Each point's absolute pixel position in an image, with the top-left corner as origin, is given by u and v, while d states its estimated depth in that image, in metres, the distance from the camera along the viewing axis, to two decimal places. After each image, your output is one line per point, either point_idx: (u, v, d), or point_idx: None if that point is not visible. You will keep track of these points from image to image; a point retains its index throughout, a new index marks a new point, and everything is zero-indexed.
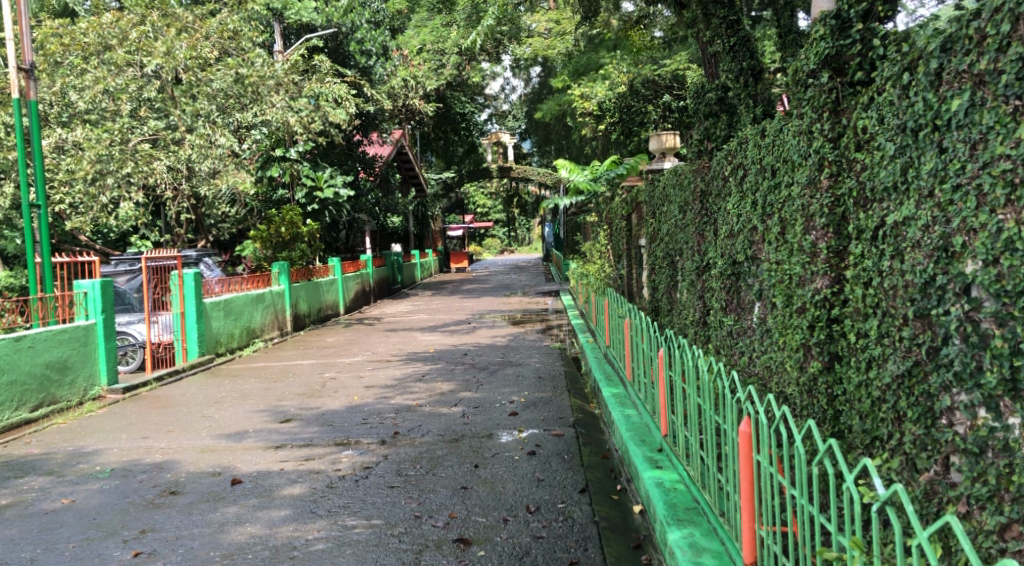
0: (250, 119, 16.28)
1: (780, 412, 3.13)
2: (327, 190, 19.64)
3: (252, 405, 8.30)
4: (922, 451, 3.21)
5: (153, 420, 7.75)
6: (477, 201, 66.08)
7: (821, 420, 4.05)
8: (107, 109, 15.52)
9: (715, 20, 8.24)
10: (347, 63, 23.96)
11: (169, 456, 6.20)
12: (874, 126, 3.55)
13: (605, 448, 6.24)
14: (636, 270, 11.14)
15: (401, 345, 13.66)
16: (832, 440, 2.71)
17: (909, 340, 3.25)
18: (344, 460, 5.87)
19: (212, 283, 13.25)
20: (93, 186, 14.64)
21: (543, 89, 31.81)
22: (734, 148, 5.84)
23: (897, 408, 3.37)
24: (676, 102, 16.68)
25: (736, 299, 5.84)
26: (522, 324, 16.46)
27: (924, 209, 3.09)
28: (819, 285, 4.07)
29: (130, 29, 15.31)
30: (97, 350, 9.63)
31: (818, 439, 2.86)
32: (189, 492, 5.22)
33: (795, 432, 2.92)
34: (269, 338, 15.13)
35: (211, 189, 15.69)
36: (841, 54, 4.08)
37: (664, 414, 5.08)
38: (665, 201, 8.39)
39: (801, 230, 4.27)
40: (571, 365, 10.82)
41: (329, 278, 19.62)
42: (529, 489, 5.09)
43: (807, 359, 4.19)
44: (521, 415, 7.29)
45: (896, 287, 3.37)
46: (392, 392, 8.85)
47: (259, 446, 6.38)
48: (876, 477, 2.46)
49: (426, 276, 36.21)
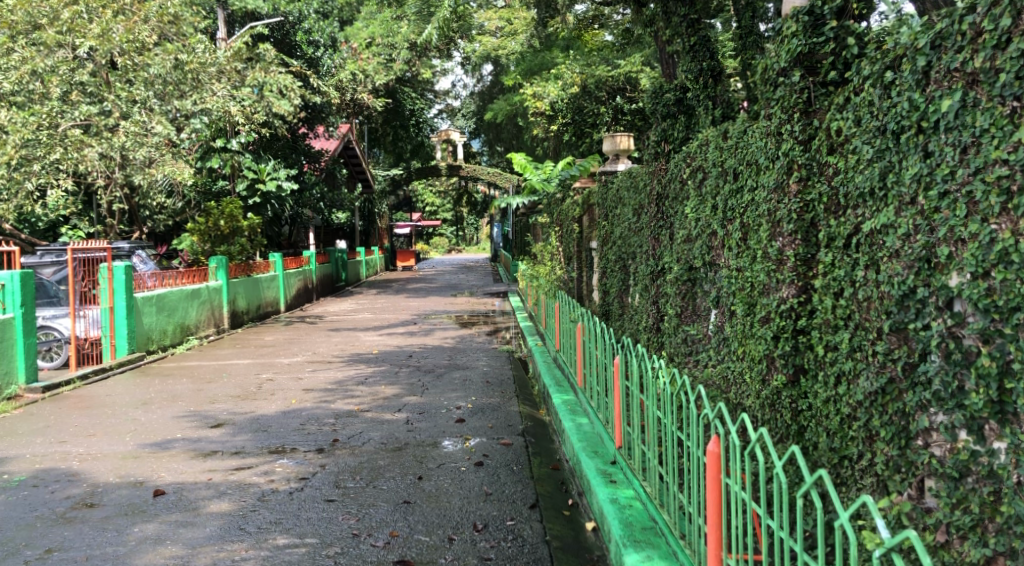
0: (189, 107, 15.69)
1: (753, 434, 2.86)
2: (270, 183, 19.31)
3: (182, 408, 7.85)
4: (895, 473, 3.05)
5: (72, 423, 7.20)
6: (427, 200, 65.28)
7: (783, 435, 3.88)
8: (35, 92, 14.39)
9: (676, 19, 8.20)
10: (294, 53, 22.69)
11: (86, 463, 5.73)
12: (850, 128, 3.35)
13: (554, 458, 5.99)
14: (587, 273, 10.98)
15: (344, 345, 13.21)
16: (821, 470, 2.43)
17: (883, 355, 3.09)
18: (278, 470, 5.51)
19: (144, 275, 12.62)
20: (17, 172, 13.77)
21: (495, 87, 31.58)
22: (694, 150, 5.64)
23: (869, 427, 3.20)
24: (628, 106, 16.64)
25: (691, 306, 5.66)
26: (470, 326, 16.13)
27: (904, 216, 2.92)
28: (785, 294, 3.87)
29: (62, 8, 14.33)
30: (14, 347, 8.99)
31: (803, 468, 2.58)
32: (106, 503, 4.81)
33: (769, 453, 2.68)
34: (205, 335, 14.51)
35: (145, 179, 14.78)
36: (814, 52, 3.86)
37: (619, 426, 4.85)
38: (620, 202, 8.17)
39: (767, 236, 4.07)
40: (520, 369, 10.58)
41: (270, 275, 19.02)
42: (476, 504, 4.80)
43: (769, 372, 3.99)
44: (468, 421, 7.01)
45: (870, 299, 3.20)
46: (333, 395, 8.47)
47: (186, 454, 5.98)
48: (879, 518, 2.19)
49: (371, 276, 35.52)
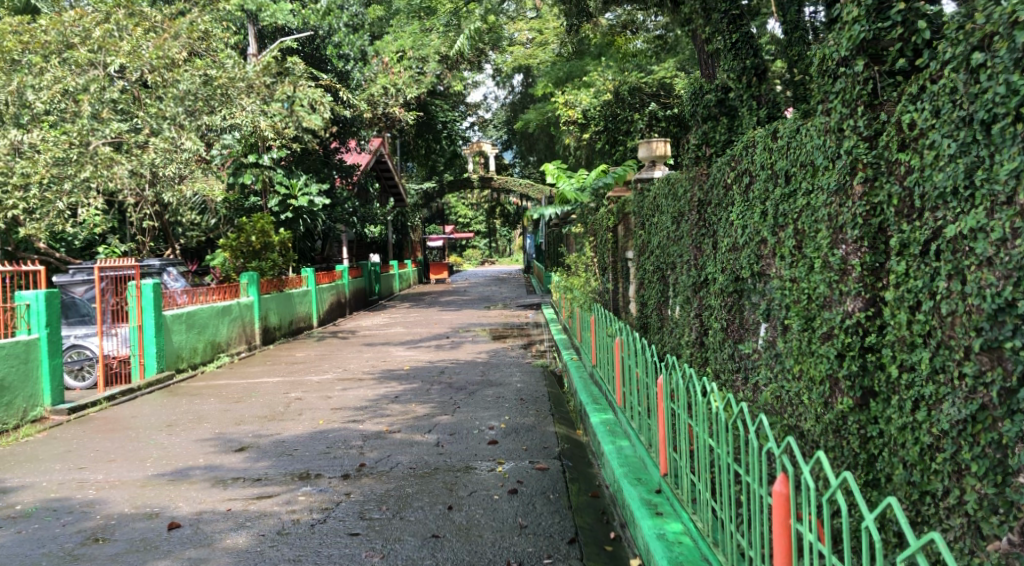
0: (219, 123, 15.56)
1: (836, 479, 2.52)
2: (302, 198, 19.41)
3: (208, 430, 7.63)
4: (991, 514, 2.66)
5: (93, 448, 7.00)
6: (459, 212, 65.43)
7: (851, 465, 3.48)
8: (67, 111, 14.48)
9: (716, 15, 7.63)
10: (325, 67, 23.27)
11: (103, 493, 5.49)
12: (927, 120, 2.95)
13: (594, 485, 5.61)
14: (623, 284, 10.58)
15: (375, 361, 12.91)
16: (934, 533, 2.08)
17: (973, 379, 2.71)
18: (301, 499, 5.21)
19: (174, 293, 12.50)
20: (49, 191, 13.51)
21: (526, 97, 31.20)
22: (738, 153, 5.23)
23: (957, 460, 2.80)
24: (664, 111, 15.50)
25: (738, 320, 5.27)
26: (503, 339, 15.82)
27: (999, 218, 2.56)
28: (850, 308, 3.48)
29: (94, 28, 14.45)
30: (40, 368, 8.84)
31: (903, 523, 2.23)
32: (117, 538, 4.54)
33: (858, 500, 2.37)
34: (236, 352, 14.37)
35: (176, 196, 14.67)
36: (879, 38, 3.47)
37: (664, 452, 4.48)
38: (657, 211, 7.78)
39: (828, 243, 3.68)
40: (554, 384, 10.23)
41: (303, 290, 18.89)
42: (511, 538, 4.46)
43: (834, 394, 3.60)
44: (501, 443, 6.67)
45: (954, 313, 2.80)
46: (363, 415, 8.19)
47: (207, 481, 5.71)
48: None
49: (405, 289, 35.44)
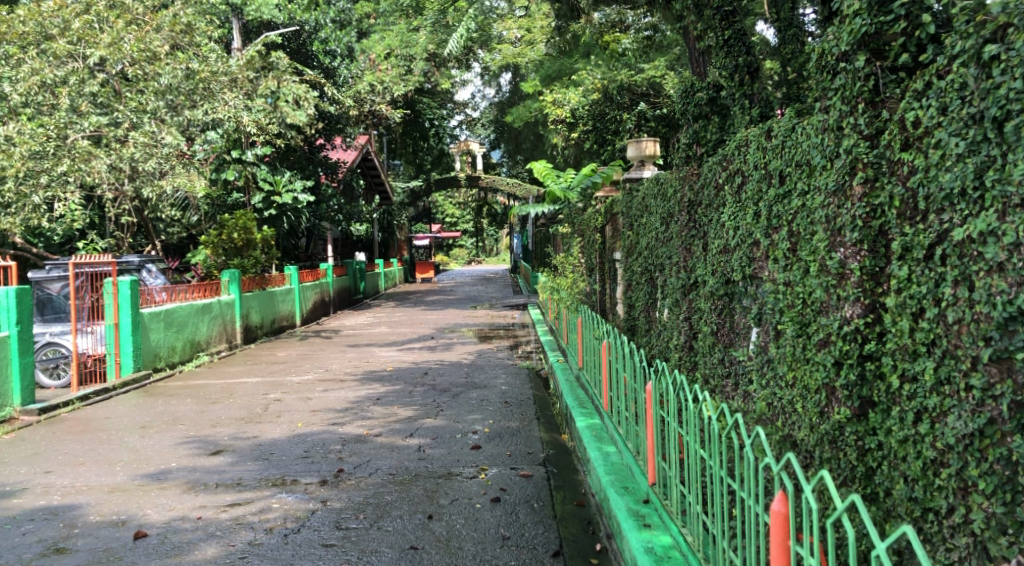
0: (201, 117, 15.29)
1: (843, 501, 2.37)
2: (286, 195, 19.16)
3: (183, 432, 7.41)
4: (999, 535, 2.51)
5: (62, 451, 6.78)
6: (446, 211, 65.22)
7: (846, 478, 3.33)
8: (44, 103, 14.19)
9: (708, 11, 7.30)
10: (311, 63, 22.86)
11: (68, 499, 5.27)
12: (933, 117, 2.80)
13: (579, 493, 5.44)
14: (610, 285, 10.45)
15: (358, 362, 12.70)
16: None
17: (981, 392, 2.56)
18: (275, 507, 5.02)
19: (153, 290, 12.22)
20: (24, 185, 13.14)
21: (514, 95, 31.08)
22: (730, 152, 5.08)
23: (963, 476, 2.64)
24: (652, 111, 15.27)
25: (728, 323, 5.12)
26: (489, 340, 15.65)
27: (1011, 221, 2.42)
28: (849, 314, 3.33)
29: (73, 19, 14.23)
30: (9, 368, 8.59)
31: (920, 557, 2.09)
32: (79, 548, 4.35)
33: (869, 527, 2.22)
34: (216, 351, 14.15)
35: (155, 191, 14.33)
36: (880, 33, 3.31)
37: (652, 460, 4.32)
38: (645, 211, 7.64)
39: (825, 246, 3.53)
40: (540, 386, 10.07)
41: (286, 288, 18.64)
42: (493, 550, 4.29)
43: (830, 403, 3.45)
44: (484, 448, 6.50)
45: (961, 321, 2.65)
46: (345, 417, 8.00)
47: (178, 487, 5.51)
48: None
49: (391, 288, 35.22)
